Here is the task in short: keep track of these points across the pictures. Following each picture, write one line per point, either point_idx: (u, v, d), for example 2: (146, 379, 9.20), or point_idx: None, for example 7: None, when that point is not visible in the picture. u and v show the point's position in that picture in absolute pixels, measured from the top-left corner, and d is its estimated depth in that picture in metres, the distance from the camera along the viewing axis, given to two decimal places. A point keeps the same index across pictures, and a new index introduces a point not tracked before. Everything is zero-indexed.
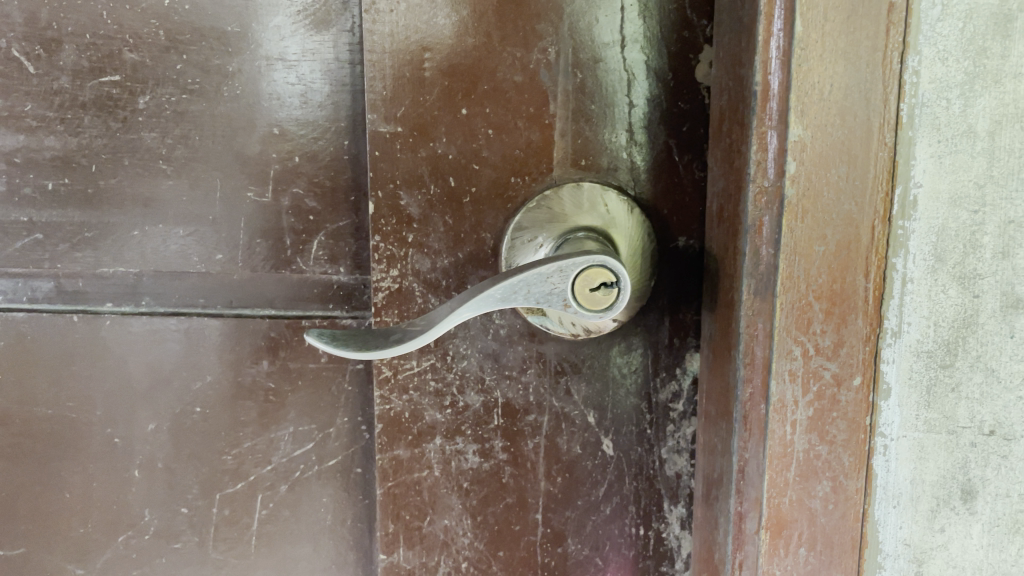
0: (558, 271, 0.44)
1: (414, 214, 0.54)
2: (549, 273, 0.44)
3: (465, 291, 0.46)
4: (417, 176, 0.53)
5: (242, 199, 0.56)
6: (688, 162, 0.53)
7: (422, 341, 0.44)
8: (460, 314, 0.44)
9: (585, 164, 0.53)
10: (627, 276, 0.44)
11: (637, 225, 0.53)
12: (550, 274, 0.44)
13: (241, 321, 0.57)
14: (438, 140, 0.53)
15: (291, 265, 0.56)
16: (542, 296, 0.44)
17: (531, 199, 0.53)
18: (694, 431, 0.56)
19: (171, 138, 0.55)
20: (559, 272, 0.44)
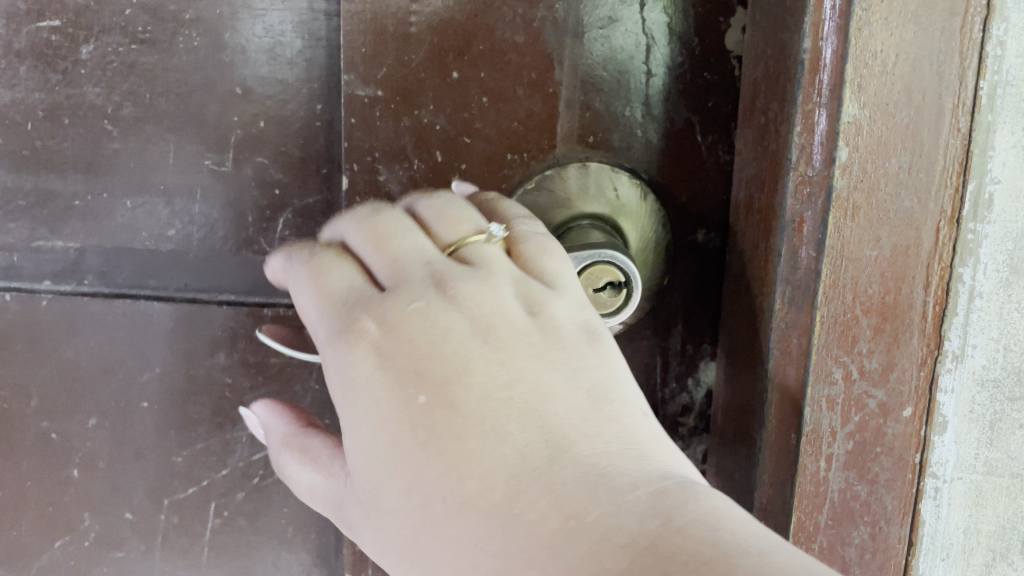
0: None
1: (395, 191, 0.47)
2: None
3: None
4: (399, 148, 0.46)
5: (198, 167, 0.48)
6: (712, 143, 0.46)
7: None
8: None
9: (593, 142, 0.46)
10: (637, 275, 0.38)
11: (650, 215, 0.46)
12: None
13: (195, 306, 0.50)
14: (423, 108, 0.46)
15: (252, 246, 0.49)
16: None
17: (530, 179, 0.46)
18: (705, 449, 0.50)
19: (119, 94, 0.47)
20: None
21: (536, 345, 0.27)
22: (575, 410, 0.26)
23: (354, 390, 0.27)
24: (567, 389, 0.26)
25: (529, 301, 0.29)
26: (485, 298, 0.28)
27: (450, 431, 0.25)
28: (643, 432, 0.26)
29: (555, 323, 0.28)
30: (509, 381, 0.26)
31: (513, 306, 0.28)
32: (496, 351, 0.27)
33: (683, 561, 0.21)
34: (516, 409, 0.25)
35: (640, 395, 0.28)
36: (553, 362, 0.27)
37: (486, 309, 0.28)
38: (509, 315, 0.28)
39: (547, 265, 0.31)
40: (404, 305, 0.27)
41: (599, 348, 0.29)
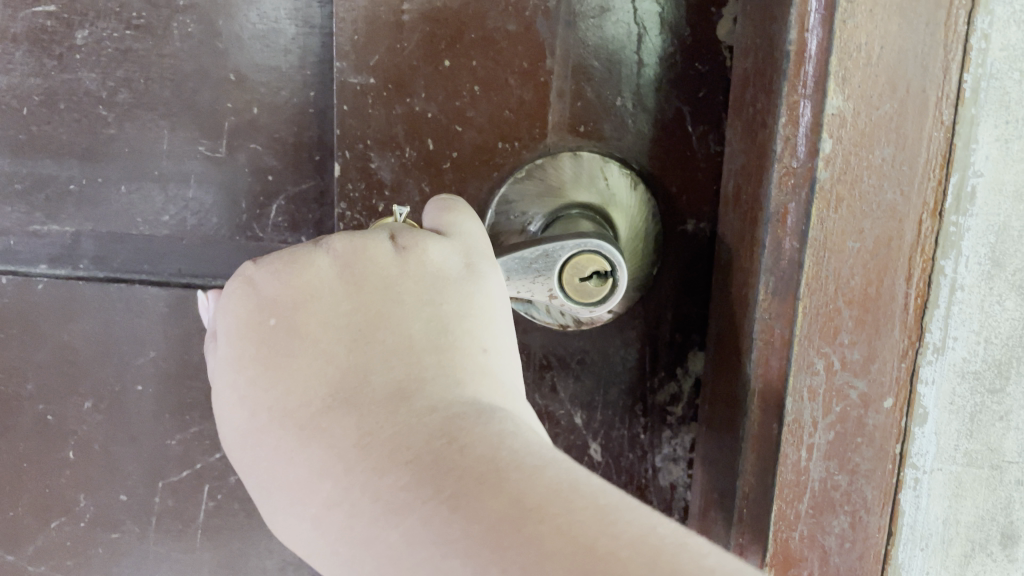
0: (544, 259, 0.38)
1: (386, 178, 0.47)
2: (532, 259, 0.39)
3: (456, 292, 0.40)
4: (392, 136, 0.47)
5: (192, 153, 0.49)
6: (703, 134, 0.46)
7: None
8: None
9: (584, 131, 0.46)
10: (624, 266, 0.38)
11: (641, 205, 0.46)
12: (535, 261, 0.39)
13: (189, 292, 0.50)
14: (416, 96, 0.46)
15: (247, 232, 0.50)
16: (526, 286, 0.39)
17: (521, 168, 0.46)
18: (693, 438, 0.50)
19: (114, 80, 0.48)
20: (543, 260, 0.38)
21: (387, 280, 0.29)
22: (413, 342, 0.27)
23: (226, 324, 0.29)
24: (406, 321, 0.28)
25: (402, 240, 0.30)
26: (353, 240, 0.29)
27: (286, 358, 0.27)
28: (472, 366, 0.28)
29: (419, 260, 0.30)
30: (350, 317, 0.28)
31: (382, 242, 0.30)
32: (346, 289, 0.28)
33: (459, 475, 0.22)
34: (350, 338, 0.27)
35: (496, 330, 0.30)
36: (400, 294, 0.29)
37: (355, 247, 0.29)
38: (376, 253, 0.29)
39: (443, 220, 0.32)
40: (282, 251, 0.29)
41: (460, 287, 0.30)
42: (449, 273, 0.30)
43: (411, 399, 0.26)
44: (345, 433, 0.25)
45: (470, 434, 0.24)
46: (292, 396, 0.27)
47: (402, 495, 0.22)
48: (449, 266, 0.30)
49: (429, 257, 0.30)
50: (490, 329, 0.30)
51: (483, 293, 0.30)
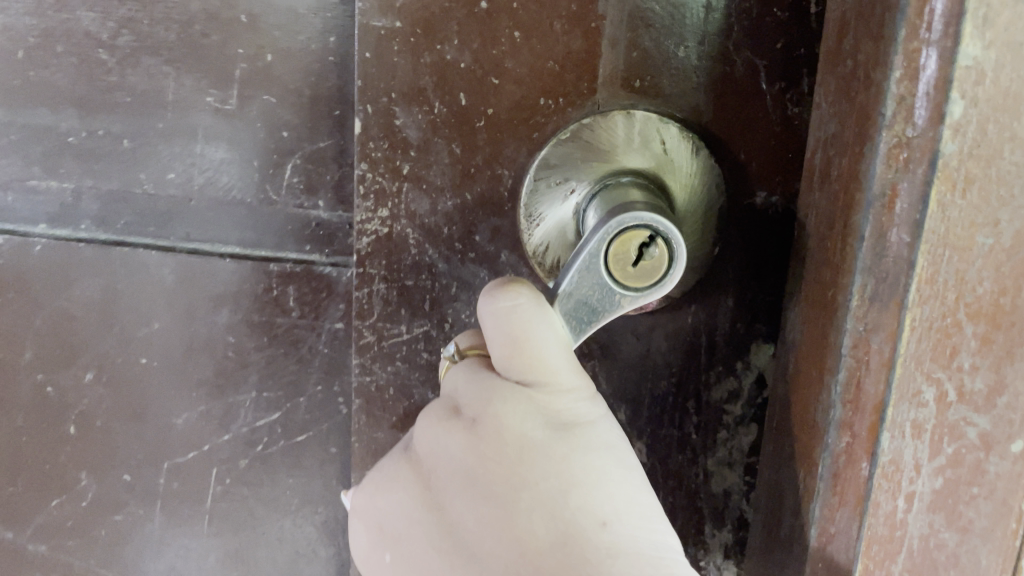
0: (583, 266, 0.33)
1: (413, 138, 0.42)
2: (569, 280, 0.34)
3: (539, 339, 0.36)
4: (420, 89, 0.41)
5: (199, 104, 0.44)
6: (779, 92, 0.40)
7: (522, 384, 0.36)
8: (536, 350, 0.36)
9: (640, 87, 0.40)
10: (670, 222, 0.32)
11: (703, 173, 0.40)
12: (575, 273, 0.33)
13: (196, 260, 0.46)
14: (447, 43, 0.40)
15: (259, 194, 0.45)
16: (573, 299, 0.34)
17: (564, 129, 0.40)
18: (752, 441, 0.44)
19: (115, 20, 0.43)
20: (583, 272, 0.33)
21: (464, 481, 0.35)
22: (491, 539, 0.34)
23: (365, 542, 0.39)
24: (492, 520, 0.34)
25: (468, 425, 0.35)
26: (424, 444, 0.37)
27: (418, 567, 0.37)
28: (595, 550, 0.33)
29: (496, 437, 0.35)
30: (445, 518, 0.36)
31: (456, 444, 0.36)
32: (436, 503, 0.36)
33: None
34: (462, 563, 0.35)
35: (602, 490, 0.34)
36: (480, 493, 0.35)
37: (428, 453, 0.37)
38: (458, 448, 0.35)
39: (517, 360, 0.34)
40: (390, 478, 0.38)
41: (542, 456, 0.34)
42: (533, 442, 0.34)
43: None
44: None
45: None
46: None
47: None
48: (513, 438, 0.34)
49: (508, 428, 0.34)
50: (579, 493, 0.34)
51: (577, 450, 0.34)
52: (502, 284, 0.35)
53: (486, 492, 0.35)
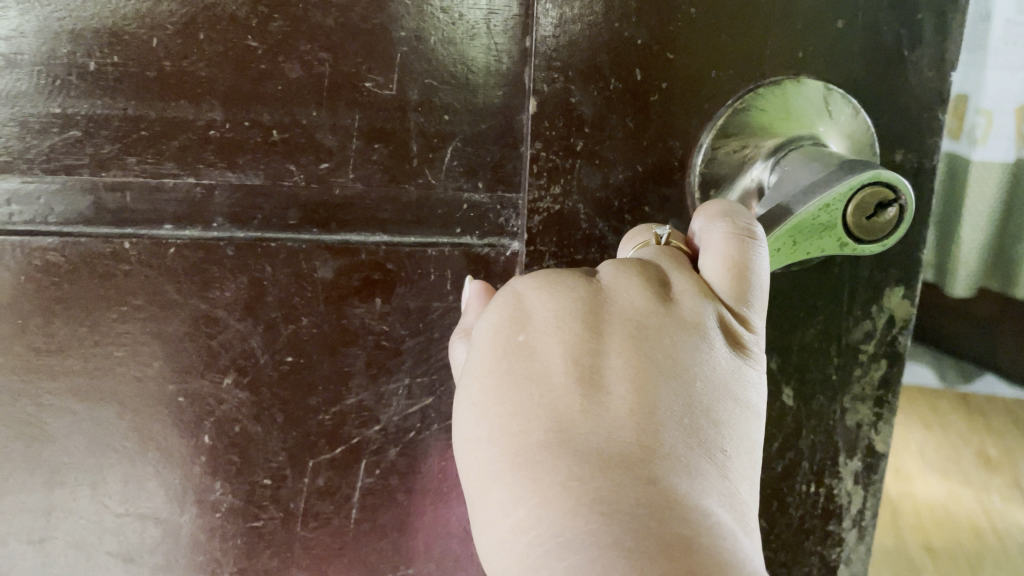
0: (826, 209, 0.36)
1: (587, 115, 0.42)
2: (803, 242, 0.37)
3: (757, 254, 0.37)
4: (595, 67, 0.42)
5: (356, 89, 0.42)
6: (919, 59, 0.44)
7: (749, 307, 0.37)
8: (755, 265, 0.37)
9: (803, 58, 0.43)
10: (902, 178, 0.36)
11: (862, 134, 0.43)
12: (816, 217, 0.36)
13: (348, 251, 0.45)
14: (624, 21, 0.41)
15: (416, 179, 0.44)
16: (807, 244, 0.37)
17: (735, 98, 0.42)
18: (883, 375, 0.49)
19: (265, 5, 0.40)
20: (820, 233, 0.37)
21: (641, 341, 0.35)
22: (640, 400, 0.34)
23: (492, 324, 0.38)
24: (652, 392, 0.34)
25: (667, 301, 0.37)
26: (615, 285, 0.37)
27: (533, 371, 0.35)
28: (712, 472, 0.33)
29: (682, 323, 0.36)
30: (597, 360, 0.35)
31: (645, 301, 0.36)
32: (595, 335, 0.36)
33: (649, 477, 0.31)
34: (582, 392, 0.34)
35: (728, 429, 0.35)
36: (652, 356, 0.35)
37: (618, 291, 0.37)
38: (641, 302, 0.36)
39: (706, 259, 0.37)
40: (556, 277, 0.38)
41: (703, 357, 0.35)
42: (703, 329, 0.36)
43: (643, 465, 0.32)
44: (568, 480, 0.32)
45: (677, 511, 0.30)
46: (530, 440, 0.34)
47: (597, 485, 0.31)
48: (701, 327, 0.36)
49: (695, 313, 0.36)
50: (728, 422, 0.35)
51: (727, 382, 0.35)
52: (725, 200, 0.38)
53: (652, 349, 0.35)
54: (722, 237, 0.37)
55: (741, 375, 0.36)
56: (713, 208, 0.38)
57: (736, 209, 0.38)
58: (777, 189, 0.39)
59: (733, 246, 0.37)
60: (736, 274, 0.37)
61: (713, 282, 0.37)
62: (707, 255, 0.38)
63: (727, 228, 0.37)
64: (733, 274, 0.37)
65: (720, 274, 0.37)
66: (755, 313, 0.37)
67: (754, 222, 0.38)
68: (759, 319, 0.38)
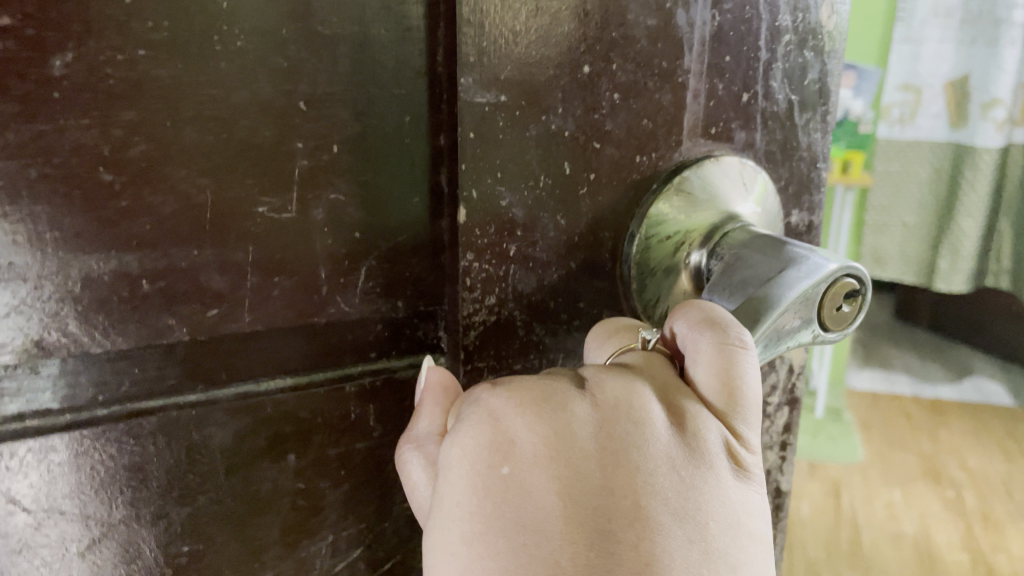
0: (804, 297, 0.35)
1: (518, 217, 0.38)
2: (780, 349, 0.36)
3: (751, 362, 0.33)
4: (524, 165, 0.37)
5: (247, 217, 0.34)
6: (806, 123, 0.45)
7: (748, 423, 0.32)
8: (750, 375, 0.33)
9: (715, 133, 0.42)
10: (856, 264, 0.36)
11: (772, 203, 0.44)
12: (792, 310, 0.35)
13: (250, 407, 0.37)
14: (552, 112, 0.37)
15: (327, 309, 0.37)
16: (786, 337, 0.36)
17: (660, 183, 0.41)
18: (785, 420, 0.51)
19: (119, 126, 0.31)
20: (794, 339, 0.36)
21: (649, 475, 0.29)
22: (651, 549, 0.28)
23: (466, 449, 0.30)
24: (665, 538, 0.28)
25: (672, 418, 0.31)
26: (620, 399, 0.31)
27: (523, 516, 0.28)
28: None
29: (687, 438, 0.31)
30: (605, 500, 0.29)
31: (646, 418, 0.30)
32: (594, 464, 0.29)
33: None
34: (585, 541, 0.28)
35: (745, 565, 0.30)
36: (661, 493, 0.29)
37: (619, 407, 0.30)
38: (644, 412, 0.30)
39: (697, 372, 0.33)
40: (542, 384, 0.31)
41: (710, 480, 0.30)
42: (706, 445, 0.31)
43: None
44: None
45: None
46: None
47: None
48: (705, 454, 0.30)
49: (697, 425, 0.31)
50: (744, 557, 0.30)
51: (739, 506, 0.30)
52: (710, 303, 0.34)
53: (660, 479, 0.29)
54: (707, 344, 0.33)
55: (745, 505, 0.31)
56: (693, 307, 0.34)
57: (719, 311, 0.34)
58: (727, 273, 0.38)
59: (721, 357, 0.32)
60: (727, 388, 0.32)
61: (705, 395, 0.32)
62: (691, 363, 0.33)
63: (714, 334, 0.33)
64: (725, 391, 0.32)
65: (708, 386, 0.32)
66: (750, 429, 0.32)
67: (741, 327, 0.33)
68: (756, 431, 0.33)
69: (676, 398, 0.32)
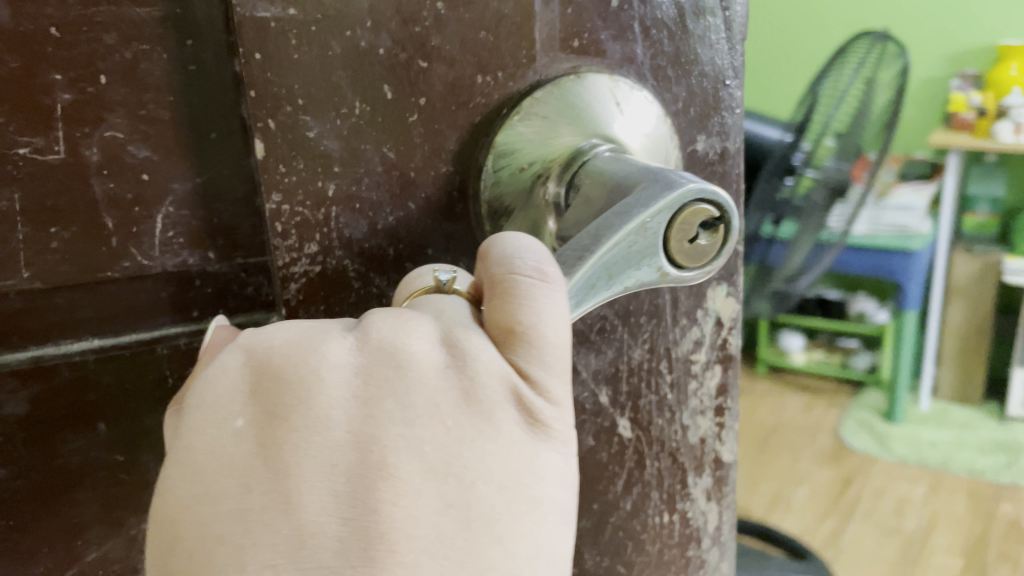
0: (643, 231, 0.30)
1: (334, 150, 0.33)
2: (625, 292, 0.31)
3: (553, 302, 0.28)
4: (333, 89, 0.32)
5: (5, 160, 0.31)
6: (703, 31, 0.38)
7: (546, 371, 0.28)
8: (552, 317, 0.28)
9: (579, 46, 0.36)
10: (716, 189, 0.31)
11: (659, 123, 0.38)
12: (634, 246, 0.30)
13: (45, 372, 0.33)
14: (358, 26, 0.32)
15: (121, 263, 0.33)
16: (627, 277, 0.31)
17: (510, 106, 0.35)
18: (718, 381, 0.44)
19: None
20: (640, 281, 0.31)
21: (410, 429, 0.25)
22: (397, 517, 0.24)
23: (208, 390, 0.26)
24: (414, 503, 0.25)
25: (454, 363, 0.27)
26: (392, 339, 0.26)
27: (254, 475, 0.24)
28: None
29: (467, 385, 0.26)
30: (352, 457, 0.25)
31: (418, 360, 0.26)
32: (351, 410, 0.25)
33: None
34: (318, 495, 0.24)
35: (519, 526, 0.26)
36: (421, 449, 0.25)
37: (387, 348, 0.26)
38: (416, 354, 0.26)
39: (489, 311, 0.28)
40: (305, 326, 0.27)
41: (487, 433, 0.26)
42: (485, 394, 0.26)
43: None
44: None
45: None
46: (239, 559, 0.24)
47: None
48: (486, 407, 0.26)
49: (481, 370, 0.27)
50: (518, 521, 0.26)
51: (524, 465, 0.27)
52: (514, 235, 0.29)
53: (422, 431, 0.25)
54: (503, 281, 0.28)
55: (531, 466, 0.27)
56: (498, 237, 0.29)
57: (527, 243, 0.29)
58: (583, 212, 0.34)
59: (520, 296, 0.27)
60: (516, 331, 0.27)
61: (500, 338, 0.28)
62: (487, 300, 0.28)
63: (514, 270, 0.28)
64: (516, 333, 0.27)
65: (501, 328, 0.28)
66: (551, 377, 0.28)
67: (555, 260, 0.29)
68: (563, 382, 0.28)
69: (468, 339, 0.27)
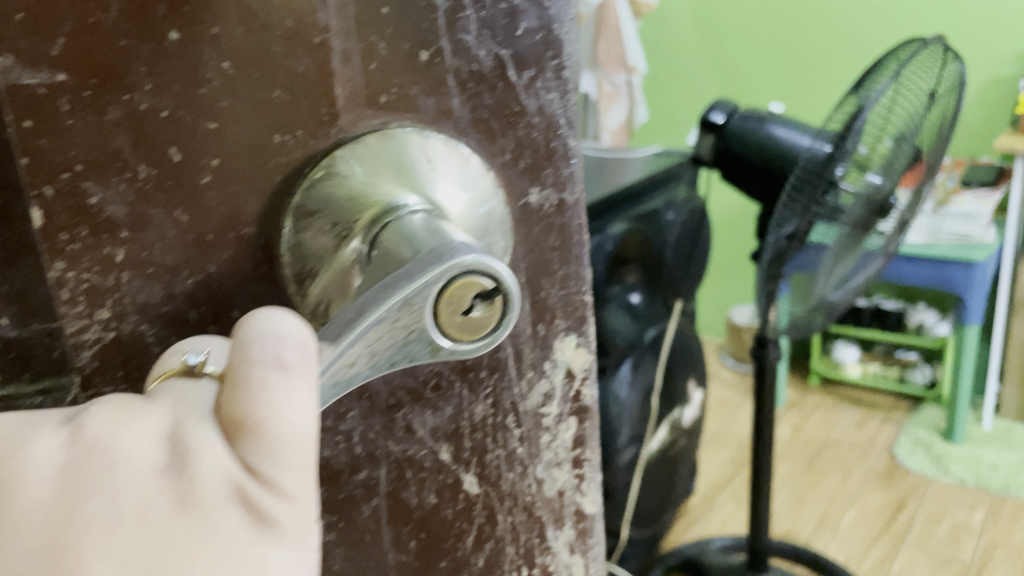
0: (409, 307, 0.29)
1: (119, 216, 0.32)
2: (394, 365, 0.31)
3: (287, 392, 0.26)
4: (114, 154, 0.31)
5: None
6: (531, 81, 0.37)
7: (277, 468, 0.25)
8: (286, 407, 0.26)
9: (386, 102, 0.35)
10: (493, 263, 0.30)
11: (476, 177, 0.37)
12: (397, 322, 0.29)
13: None
14: (137, 89, 0.31)
15: None
16: (390, 350, 0.30)
17: (312, 165, 0.34)
18: (573, 434, 0.45)
19: None
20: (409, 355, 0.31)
21: (110, 535, 0.23)
22: None
23: None
24: None
25: (175, 460, 0.24)
26: (107, 436, 0.24)
27: None
28: None
29: (177, 485, 0.24)
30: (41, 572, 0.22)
31: (127, 459, 0.24)
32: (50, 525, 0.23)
33: None
34: None
35: None
36: (121, 558, 0.23)
37: (95, 448, 0.24)
38: (124, 451, 0.24)
39: (221, 401, 0.26)
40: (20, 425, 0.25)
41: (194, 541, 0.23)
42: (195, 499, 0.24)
43: None
44: None
45: None
46: None
47: None
48: (199, 512, 0.24)
49: (196, 470, 0.24)
50: None
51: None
52: (262, 317, 0.27)
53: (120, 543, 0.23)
54: (237, 366, 0.26)
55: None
56: (249, 317, 0.27)
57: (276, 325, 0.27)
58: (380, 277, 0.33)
59: (253, 383, 0.25)
60: (242, 423, 0.25)
61: (229, 429, 0.25)
62: (224, 387, 0.26)
63: (251, 355, 0.26)
64: (243, 426, 0.25)
65: (229, 419, 0.25)
66: (282, 476, 0.25)
67: (302, 349, 0.27)
68: (299, 481, 0.26)
69: (192, 432, 0.25)
